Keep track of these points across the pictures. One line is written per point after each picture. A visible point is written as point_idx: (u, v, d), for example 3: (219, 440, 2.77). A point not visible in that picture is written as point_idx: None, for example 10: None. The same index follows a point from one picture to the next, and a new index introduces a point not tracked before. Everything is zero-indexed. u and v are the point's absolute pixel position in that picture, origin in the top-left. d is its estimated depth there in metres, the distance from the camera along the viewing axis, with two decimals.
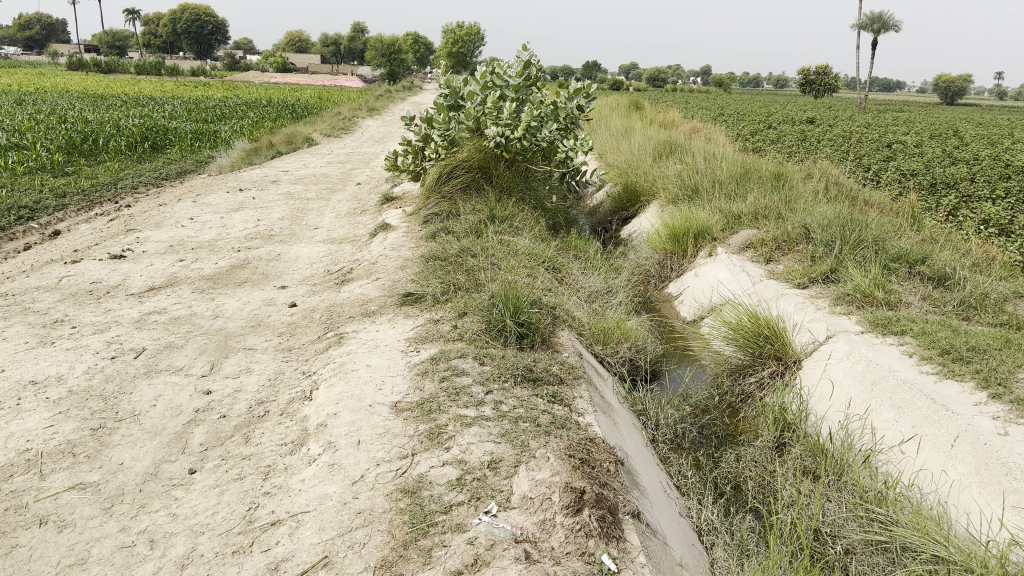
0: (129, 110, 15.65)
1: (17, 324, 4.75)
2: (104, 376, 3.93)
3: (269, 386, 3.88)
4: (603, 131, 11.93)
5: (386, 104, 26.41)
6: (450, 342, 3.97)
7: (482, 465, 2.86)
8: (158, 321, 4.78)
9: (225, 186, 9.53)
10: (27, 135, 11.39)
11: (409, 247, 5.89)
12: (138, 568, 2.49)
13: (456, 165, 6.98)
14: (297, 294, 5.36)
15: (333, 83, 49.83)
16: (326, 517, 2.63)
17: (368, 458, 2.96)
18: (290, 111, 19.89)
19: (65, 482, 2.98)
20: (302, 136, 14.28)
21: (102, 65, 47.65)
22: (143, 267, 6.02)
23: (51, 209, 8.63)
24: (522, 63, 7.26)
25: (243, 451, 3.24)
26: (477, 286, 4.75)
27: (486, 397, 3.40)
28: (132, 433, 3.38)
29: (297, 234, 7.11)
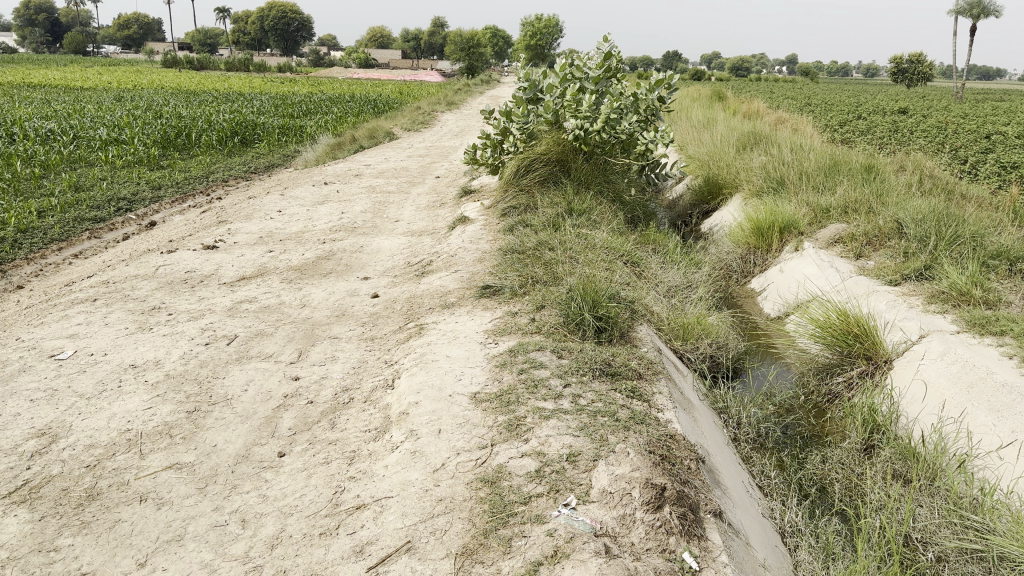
0: (219, 106, 16.22)
1: (119, 311, 5.00)
2: (198, 361, 4.10)
3: (353, 373, 3.98)
4: (683, 122, 11.72)
5: (466, 97, 26.63)
6: (528, 334, 3.98)
7: (561, 458, 2.86)
8: (249, 310, 4.96)
9: (310, 180, 9.79)
10: (126, 130, 11.94)
11: (487, 239, 5.93)
12: (231, 546, 2.59)
13: (534, 158, 6.93)
14: (379, 285, 5.47)
15: (413, 78, 50.53)
16: (408, 503, 2.69)
17: (449, 447, 3.00)
18: (372, 106, 20.28)
19: (163, 461, 3.13)
20: (383, 131, 14.54)
21: (195, 63, 49.46)
22: (235, 257, 6.24)
23: (147, 201, 9.03)
24: (602, 55, 7.14)
25: (329, 436, 3.34)
26: (556, 279, 4.74)
27: (564, 390, 3.39)
28: (225, 416, 3.52)
29: (379, 227, 7.25)
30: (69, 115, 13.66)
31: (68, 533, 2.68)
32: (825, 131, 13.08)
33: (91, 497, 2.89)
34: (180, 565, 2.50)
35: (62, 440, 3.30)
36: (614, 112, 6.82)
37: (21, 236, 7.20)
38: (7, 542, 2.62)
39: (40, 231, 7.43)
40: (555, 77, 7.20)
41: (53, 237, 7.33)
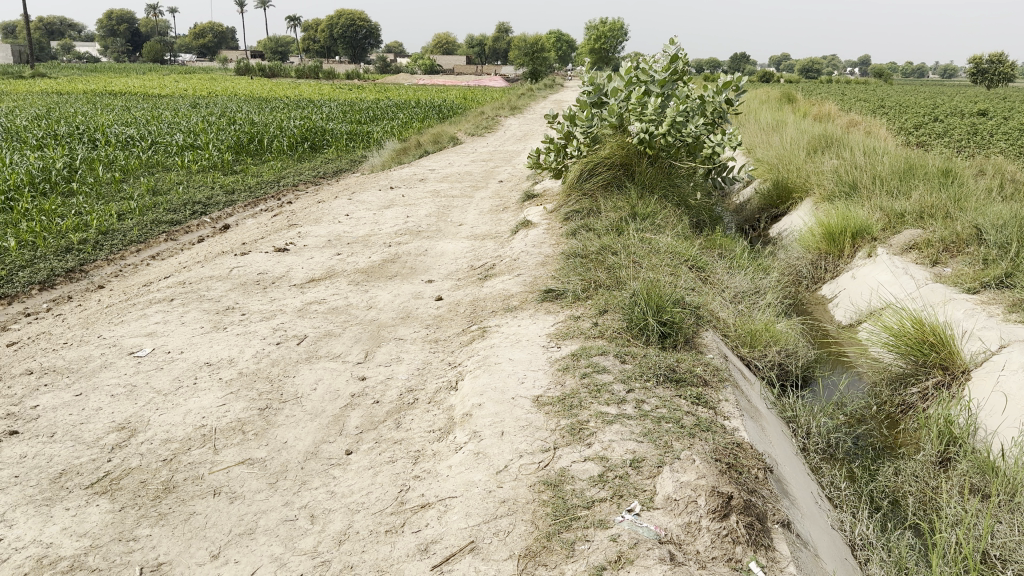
0: (290, 112, 16.60)
1: (194, 310, 5.17)
2: (269, 360, 4.21)
3: (418, 374, 4.04)
4: (751, 125, 11.54)
5: (530, 102, 26.69)
6: (591, 339, 3.98)
7: (624, 464, 2.84)
8: (318, 311, 5.07)
9: (376, 184, 9.97)
10: (202, 136, 12.35)
11: (550, 243, 5.94)
12: (300, 540, 2.66)
13: (598, 161, 6.88)
14: (443, 288, 5.53)
15: (478, 82, 50.93)
16: (472, 504, 2.71)
17: (511, 449, 3.02)
18: (437, 112, 20.50)
19: (235, 456, 3.23)
20: (447, 136, 14.69)
21: (267, 70, 50.70)
22: (304, 260, 6.39)
23: (221, 204, 9.31)
24: (669, 57, 7.09)
25: (394, 435, 3.39)
26: (619, 283, 4.71)
27: (628, 395, 3.36)
28: (295, 414, 3.61)
29: (443, 230, 7.33)
30: (148, 122, 14.19)
31: (147, 523, 2.78)
32: (901, 134, 12.68)
33: (168, 490, 3.00)
34: (252, 558, 2.57)
35: (141, 434, 3.43)
36: (680, 115, 6.73)
37: (103, 238, 7.52)
38: (90, 530, 2.74)
39: (121, 233, 7.74)
40: (620, 81, 7.19)
41: (132, 239, 7.63)
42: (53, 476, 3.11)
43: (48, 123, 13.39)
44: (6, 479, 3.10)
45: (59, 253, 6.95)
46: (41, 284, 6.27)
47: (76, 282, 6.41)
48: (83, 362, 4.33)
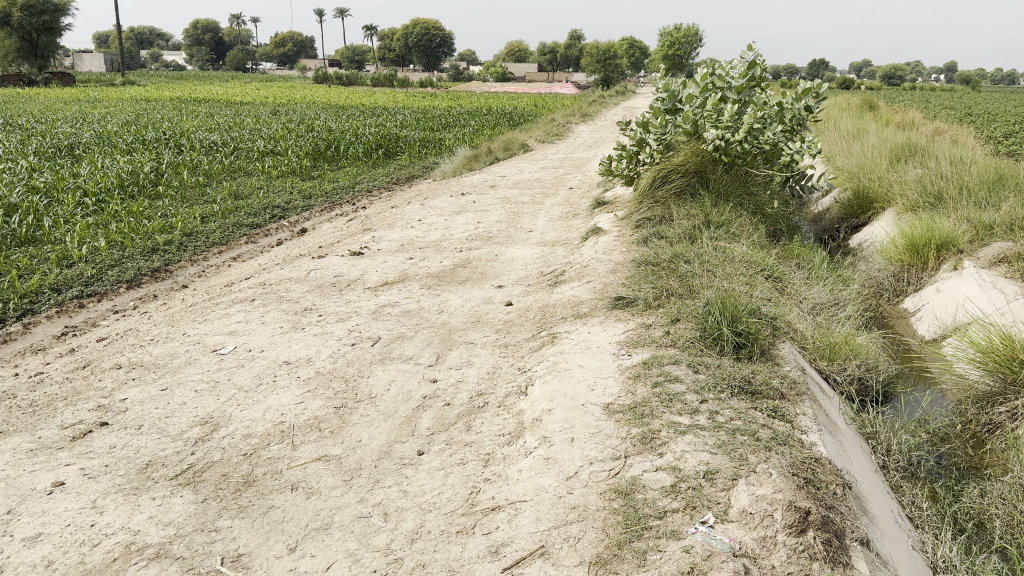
0: (365, 120, 16.95)
1: (274, 311, 5.32)
2: (345, 361, 4.31)
3: (488, 379, 4.07)
4: (831, 133, 11.25)
5: (601, 109, 26.65)
6: (663, 348, 3.94)
7: (698, 475, 2.79)
8: (391, 313, 5.17)
9: (448, 191, 10.09)
10: (281, 143, 12.73)
11: (620, 251, 5.91)
12: (374, 537, 2.71)
13: (671, 168, 6.83)
14: (513, 294, 5.56)
15: (549, 90, 51.13)
16: (542, 509, 2.72)
17: (582, 455, 3.01)
18: (508, 119, 20.63)
19: (312, 453, 3.31)
20: (518, 143, 14.76)
21: (343, 78, 51.64)
22: (378, 264, 6.51)
23: (299, 209, 9.58)
24: (747, 64, 6.97)
25: (465, 437, 3.43)
26: (692, 292, 4.65)
27: (701, 406, 3.31)
28: (369, 414, 3.68)
29: (513, 236, 7.37)
30: (230, 128, 14.68)
31: (228, 515, 2.88)
32: (990, 143, 12.17)
33: (248, 483, 3.09)
34: (327, 552, 2.64)
35: (223, 429, 3.55)
36: (757, 122, 6.61)
37: (187, 239, 7.80)
38: (175, 519, 2.85)
39: (204, 235, 8.03)
40: (695, 87, 7.09)
41: (214, 241, 7.90)
42: (141, 466, 3.24)
43: (137, 129, 13.99)
44: (97, 467, 3.25)
45: (146, 254, 7.24)
46: (129, 283, 6.55)
47: (161, 281, 6.68)
48: (169, 358, 4.51)
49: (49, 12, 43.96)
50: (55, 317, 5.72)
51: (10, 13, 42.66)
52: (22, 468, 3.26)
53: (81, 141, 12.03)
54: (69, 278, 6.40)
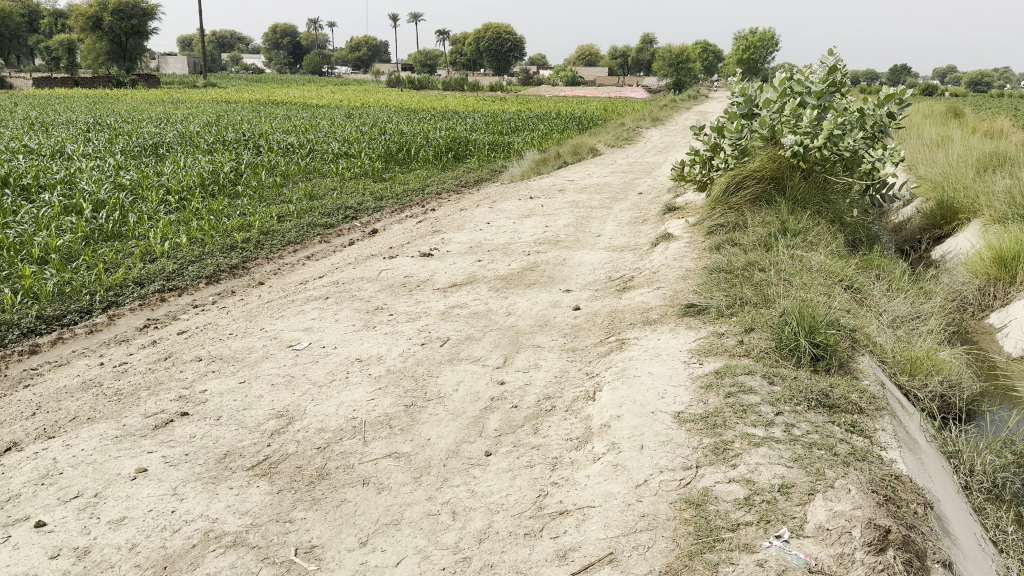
0: (435, 123, 17.14)
1: (347, 309, 5.43)
2: (414, 360, 4.36)
3: (555, 383, 4.06)
4: (913, 140, 10.88)
5: (673, 113, 26.36)
6: (736, 357, 3.87)
7: (773, 488, 2.74)
8: (460, 314, 5.21)
9: (517, 194, 10.12)
10: (355, 144, 13.01)
11: (691, 258, 5.84)
12: (442, 535, 2.74)
13: (747, 175, 6.72)
14: (580, 298, 5.54)
15: (619, 94, 50.83)
16: (611, 515, 2.71)
17: (651, 464, 2.98)
18: (578, 123, 20.60)
19: (383, 449, 3.36)
20: (587, 147, 14.71)
21: (415, 83, 52.55)
22: (447, 265, 6.57)
23: (370, 210, 9.76)
24: (827, 69, 6.78)
25: (532, 440, 3.44)
26: (768, 301, 4.56)
27: (776, 418, 3.23)
28: (438, 413, 3.72)
29: (582, 241, 7.35)
30: (306, 130, 15.06)
31: (302, 507, 2.95)
32: None
33: (321, 476, 3.16)
34: (397, 548, 2.67)
35: (298, 422, 3.64)
36: (838, 128, 6.43)
37: (263, 238, 8.02)
38: (251, 509, 2.93)
39: (280, 234, 8.24)
40: (773, 92, 6.97)
41: (290, 240, 8.10)
42: (219, 456, 3.34)
43: (218, 129, 14.48)
44: (178, 455, 3.36)
45: (225, 251, 7.48)
46: (209, 278, 6.77)
47: (239, 278, 6.88)
48: (246, 352, 4.64)
49: (137, 16, 45.74)
50: (138, 310, 5.96)
51: (101, 16, 44.64)
52: (108, 454, 3.40)
53: (165, 140, 12.48)
54: (152, 273, 6.64)
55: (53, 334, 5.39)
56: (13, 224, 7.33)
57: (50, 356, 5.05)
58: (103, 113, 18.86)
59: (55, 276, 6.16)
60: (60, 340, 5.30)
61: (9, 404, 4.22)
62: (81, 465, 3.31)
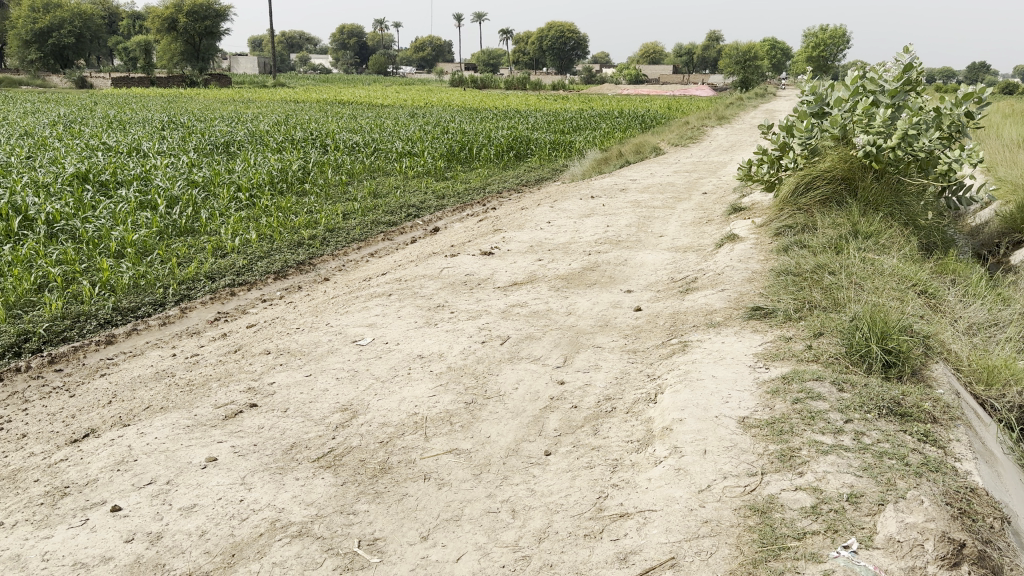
0: (497, 123, 17.19)
1: (409, 306, 5.50)
2: (475, 358, 4.39)
3: (616, 384, 4.03)
4: (992, 141, 10.47)
5: (739, 112, 25.89)
6: (804, 362, 3.79)
7: (841, 498, 2.67)
8: (521, 313, 5.22)
9: (578, 194, 10.08)
10: (418, 144, 13.16)
11: (757, 260, 5.74)
12: (502, 533, 2.75)
13: (817, 175, 6.56)
14: (642, 299, 5.49)
15: (684, 92, 50.12)
16: (673, 519, 2.69)
17: (715, 469, 2.94)
18: (641, 122, 20.42)
19: (444, 445, 3.40)
20: (650, 146, 14.56)
21: (478, 82, 52.91)
22: (508, 264, 6.59)
23: (432, 208, 9.84)
24: (902, 67, 6.60)
25: (592, 441, 3.42)
26: (838, 305, 4.44)
27: (846, 426, 3.15)
28: (498, 411, 3.74)
29: (644, 241, 7.28)
30: (371, 129, 15.32)
31: (365, 499, 3.00)
32: None
33: (383, 470, 3.21)
34: (457, 543, 2.70)
35: (361, 416, 3.70)
36: (913, 128, 6.22)
37: (329, 235, 8.16)
38: (317, 500, 2.99)
39: (345, 231, 8.38)
40: (845, 90, 6.82)
41: (354, 237, 8.23)
42: (286, 448, 3.42)
43: (287, 129, 14.81)
44: (247, 446, 3.45)
45: (292, 247, 7.64)
46: (277, 274, 6.93)
47: (305, 274, 7.03)
48: (313, 346, 4.74)
49: (211, 18, 47.13)
50: (209, 303, 6.13)
51: (177, 19, 46.25)
52: (181, 443, 3.51)
53: (237, 139, 12.82)
54: (223, 267, 6.83)
55: (128, 325, 5.59)
56: (92, 219, 7.63)
57: (126, 346, 5.24)
58: (175, 112, 19.40)
59: (131, 269, 6.38)
60: (135, 331, 5.49)
61: (88, 392, 4.40)
62: (154, 452, 3.43)
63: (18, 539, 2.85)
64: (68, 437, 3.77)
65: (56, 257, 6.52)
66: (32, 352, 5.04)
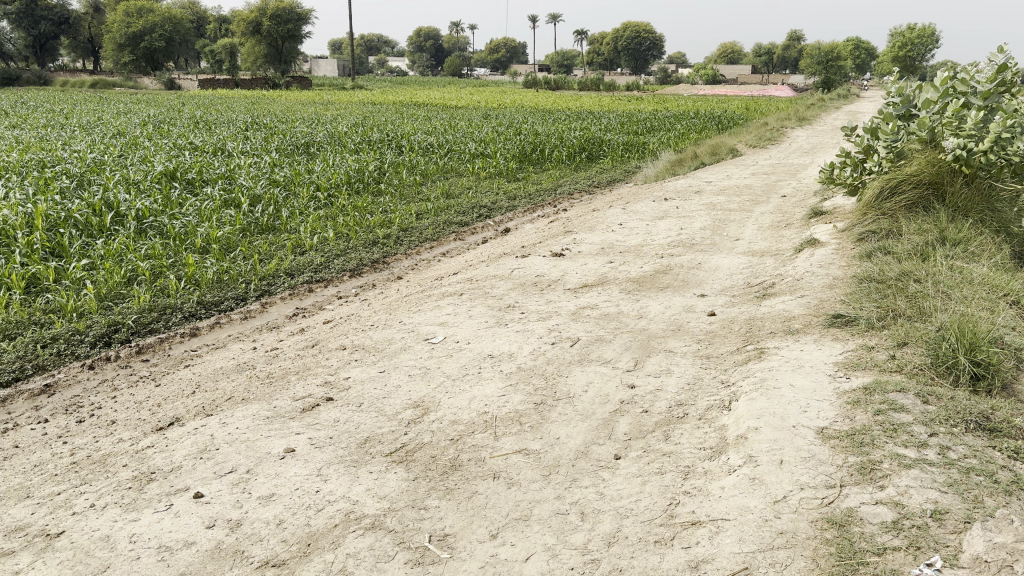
0: (569, 123, 17.18)
1: (480, 305, 5.54)
2: (545, 359, 4.40)
3: (688, 389, 3.98)
4: None
5: (819, 113, 25.21)
6: (887, 373, 3.67)
7: (924, 513, 2.58)
8: (591, 315, 5.20)
9: (651, 195, 9.98)
10: (491, 145, 13.27)
11: (839, 265, 5.58)
12: (571, 535, 2.75)
13: (903, 179, 6.36)
14: (716, 303, 5.41)
15: (762, 93, 49.12)
16: (746, 530, 2.65)
17: (792, 480, 2.88)
18: (717, 123, 20.06)
19: (513, 445, 3.42)
20: (727, 147, 14.29)
21: (551, 83, 52.90)
22: (579, 266, 6.58)
23: (503, 209, 9.90)
24: (995, 68, 6.32)
25: (663, 447, 3.38)
26: (923, 314, 4.29)
27: (930, 439, 3.04)
28: (568, 413, 3.73)
29: (718, 245, 7.16)
30: (445, 130, 15.52)
31: (436, 495, 3.04)
32: None
33: (454, 467, 3.25)
34: (526, 543, 2.71)
35: (433, 413, 3.76)
36: (1006, 130, 5.89)
37: (402, 234, 8.29)
38: (389, 494, 3.05)
39: (418, 230, 8.50)
40: (934, 91, 6.59)
41: (427, 237, 8.34)
42: (360, 441, 3.49)
43: (364, 130, 15.12)
44: (323, 438, 3.54)
45: (367, 245, 7.79)
46: (352, 271, 7.08)
47: (379, 272, 7.16)
48: (386, 343, 4.83)
49: (293, 21, 48.39)
50: (288, 299, 6.31)
51: (260, 22, 47.72)
52: (261, 433, 3.63)
53: (316, 139, 13.16)
54: (302, 264, 7.03)
55: (211, 318, 5.80)
56: (179, 215, 7.94)
57: (209, 339, 5.44)
58: (259, 113, 20.05)
59: (215, 265, 6.61)
60: (218, 324, 5.69)
61: (173, 382, 4.59)
62: (235, 442, 3.55)
63: (107, 520, 2.99)
64: (155, 425, 3.94)
65: (144, 251, 6.81)
66: (121, 342, 5.29)
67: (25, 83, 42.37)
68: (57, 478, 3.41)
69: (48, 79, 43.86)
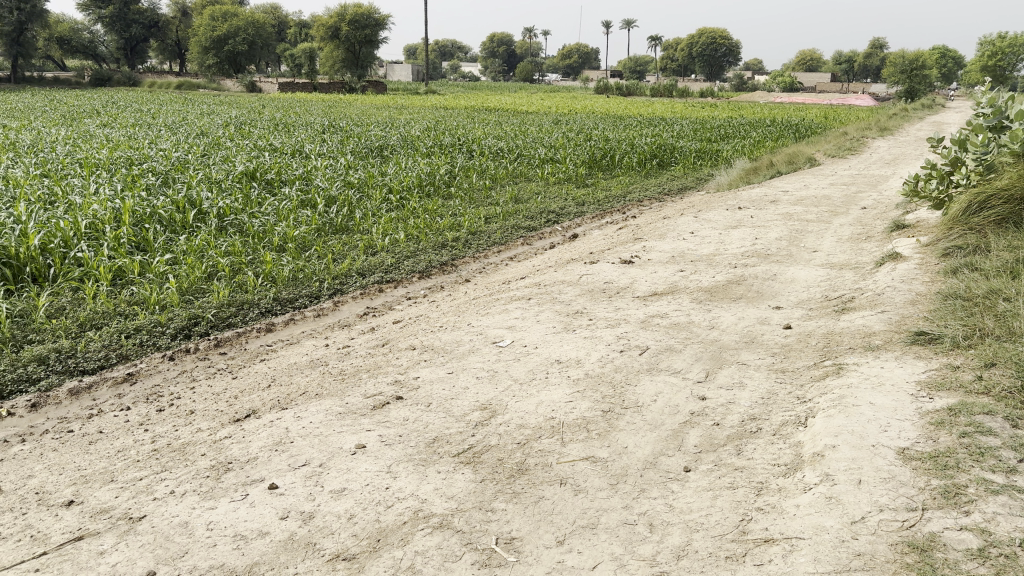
0: (642, 130, 17.05)
1: (548, 310, 5.55)
2: (614, 366, 4.38)
3: (762, 404, 3.89)
4: None
5: (902, 123, 24.46)
6: (974, 395, 3.52)
7: (1013, 542, 2.47)
8: (661, 324, 5.15)
9: (724, 204, 9.82)
10: (561, 151, 13.27)
11: (922, 281, 5.39)
12: (639, 546, 2.73)
13: (993, 193, 6.05)
14: (792, 316, 5.29)
15: (841, 102, 47.86)
16: (822, 550, 2.58)
17: (870, 501, 2.80)
18: (794, 131, 19.64)
19: (581, 452, 3.41)
20: (804, 157, 13.97)
21: (623, 89, 52.57)
22: (649, 273, 6.53)
23: (572, 215, 9.89)
24: None
25: (735, 461, 3.33)
26: (1013, 335, 4.05)
27: (1020, 464, 2.90)
28: (636, 422, 3.70)
29: (794, 256, 7.00)
30: (516, 135, 15.59)
31: (503, 498, 3.05)
32: None
33: (521, 471, 3.26)
34: (594, 551, 2.70)
35: (500, 416, 3.78)
36: None
37: (472, 238, 8.36)
38: (457, 494, 3.08)
39: (486, 234, 8.56)
40: None
41: (495, 241, 8.38)
42: (428, 441, 3.54)
43: (437, 134, 15.29)
44: (393, 436, 3.60)
45: (437, 248, 7.88)
46: (421, 273, 7.17)
47: (448, 274, 7.24)
48: (455, 344, 4.89)
49: (370, 26, 49.30)
50: (359, 298, 6.44)
51: (339, 27, 48.78)
52: (334, 429, 3.71)
53: (389, 143, 13.38)
54: (373, 265, 7.15)
55: (286, 314, 5.95)
56: (257, 215, 8.19)
57: (283, 335, 5.58)
58: (336, 117, 20.45)
59: (290, 263, 6.79)
60: (291, 320, 5.85)
61: (249, 375, 4.73)
62: (309, 436, 3.64)
63: (186, 507, 3.10)
64: (231, 416, 4.06)
65: (224, 248, 7.04)
66: (200, 335, 5.47)
67: (115, 83, 44.13)
68: (139, 464, 3.55)
69: (137, 81, 45.55)
